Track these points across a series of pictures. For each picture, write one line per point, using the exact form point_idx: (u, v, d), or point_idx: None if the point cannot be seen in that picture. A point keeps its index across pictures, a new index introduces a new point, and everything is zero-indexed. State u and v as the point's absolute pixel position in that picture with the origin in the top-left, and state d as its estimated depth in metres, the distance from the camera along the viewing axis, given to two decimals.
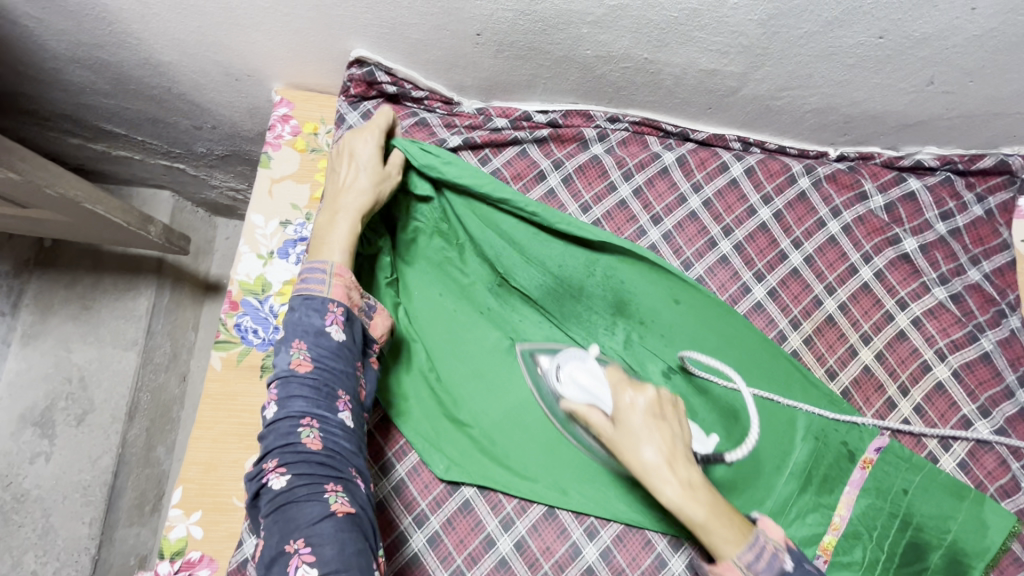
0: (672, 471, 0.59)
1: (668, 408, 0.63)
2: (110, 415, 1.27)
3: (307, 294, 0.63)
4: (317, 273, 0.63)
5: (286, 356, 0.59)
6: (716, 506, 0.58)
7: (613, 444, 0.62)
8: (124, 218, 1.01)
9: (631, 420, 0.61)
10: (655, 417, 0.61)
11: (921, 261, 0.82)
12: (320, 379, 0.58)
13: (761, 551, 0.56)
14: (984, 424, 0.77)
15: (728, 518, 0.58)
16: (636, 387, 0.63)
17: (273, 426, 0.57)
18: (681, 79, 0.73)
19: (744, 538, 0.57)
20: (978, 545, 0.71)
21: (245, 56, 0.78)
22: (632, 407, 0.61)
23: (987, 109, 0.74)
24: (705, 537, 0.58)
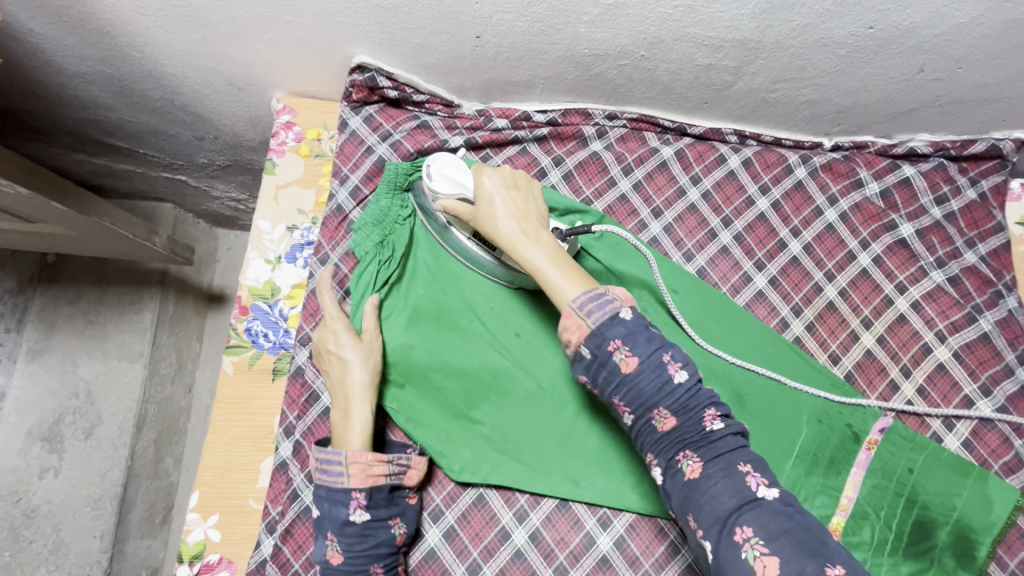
0: (522, 227, 0.64)
1: (520, 185, 0.68)
2: (119, 428, 1.28)
3: (329, 483, 0.64)
4: (335, 466, 0.64)
5: (321, 547, 0.63)
6: (561, 261, 0.62)
7: (476, 221, 0.67)
8: (129, 229, 1.02)
9: (488, 201, 0.66)
10: (510, 189, 0.66)
11: (918, 246, 0.84)
12: (351, 566, 0.62)
13: (601, 298, 0.57)
14: (985, 402, 0.78)
15: (572, 270, 0.61)
16: (493, 172, 0.68)
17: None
18: (677, 74, 0.74)
19: (586, 287, 0.59)
20: (984, 520, 0.72)
21: (248, 66, 0.79)
22: (489, 188, 0.66)
23: (977, 95, 0.75)
24: (552, 288, 0.60)
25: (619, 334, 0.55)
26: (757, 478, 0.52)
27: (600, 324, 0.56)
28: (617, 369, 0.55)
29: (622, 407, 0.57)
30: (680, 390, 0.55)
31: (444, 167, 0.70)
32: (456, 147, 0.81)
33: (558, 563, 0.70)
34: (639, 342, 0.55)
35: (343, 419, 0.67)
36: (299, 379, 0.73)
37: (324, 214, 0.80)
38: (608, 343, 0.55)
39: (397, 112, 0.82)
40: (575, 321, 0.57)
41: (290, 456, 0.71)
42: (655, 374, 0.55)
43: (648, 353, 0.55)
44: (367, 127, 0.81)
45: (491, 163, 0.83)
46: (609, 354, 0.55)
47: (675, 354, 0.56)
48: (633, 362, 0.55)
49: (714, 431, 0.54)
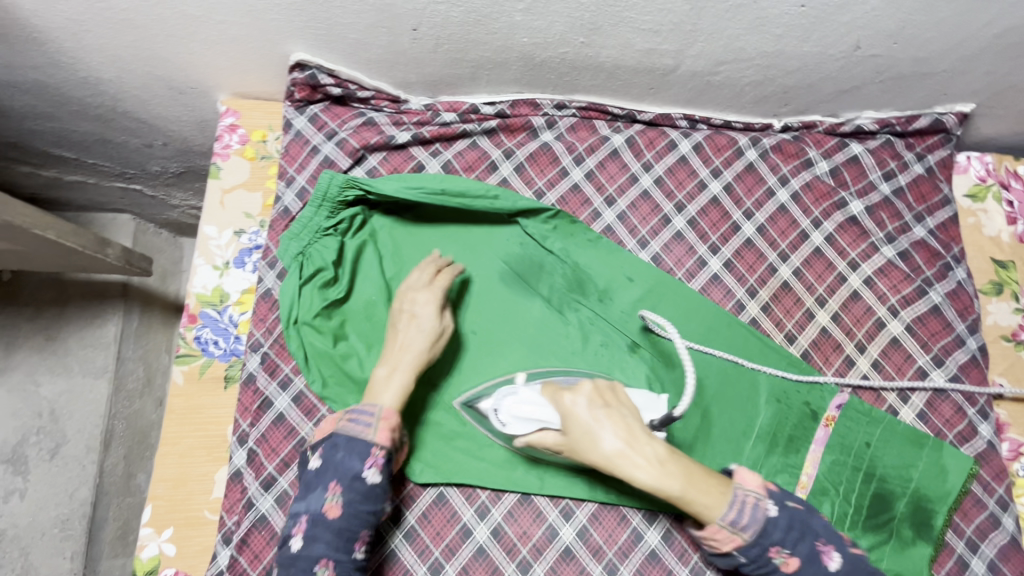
0: (633, 456, 0.61)
1: (609, 396, 0.66)
2: (85, 445, 1.26)
3: (352, 434, 0.64)
4: (365, 417, 0.65)
5: (320, 496, 0.62)
6: (692, 477, 0.62)
7: (575, 451, 0.64)
8: (78, 241, 0.98)
9: (589, 435, 0.63)
10: (603, 412, 0.64)
11: (868, 223, 0.84)
12: (345, 524, 0.61)
13: (744, 506, 0.61)
14: (939, 373, 0.79)
15: (706, 485, 0.62)
16: (574, 390, 0.66)
17: (295, 559, 0.61)
18: (619, 60, 0.74)
19: (723, 496, 0.61)
20: (939, 490, 0.74)
21: (185, 69, 0.78)
22: (584, 416, 0.63)
23: (915, 70, 0.76)
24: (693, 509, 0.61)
25: (778, 539, 0.61)
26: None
27: (755, 535, 0.61)
28: (777, 568, 0.62)
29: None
30: (835, 574, 0.61)
31: (516, 407, 0.68)
32: (403, 142, 0.80)
33: (522, 557, 0.70)
34: (797, 543, 0.61)
35: (382, 374, 0.68)
36: (251, 385, 0.72)
37: (272, 216, 0.79)
38: (767, 550, 0.61)
39: (343, 110, 0.81)
40: (730, 535, 0.61)
41: (244, 464, 0.70)
42: (814, 566, 0.61)
43: (807, 551, 0.61)
44: (312, 126, 0.80)
45: (440, 158, 0.81)
46: (768, 558, 0.61)
47: (828, 539, 0.62)
48: (793, 562, 0.61)
49: (832, 570, 0.61)
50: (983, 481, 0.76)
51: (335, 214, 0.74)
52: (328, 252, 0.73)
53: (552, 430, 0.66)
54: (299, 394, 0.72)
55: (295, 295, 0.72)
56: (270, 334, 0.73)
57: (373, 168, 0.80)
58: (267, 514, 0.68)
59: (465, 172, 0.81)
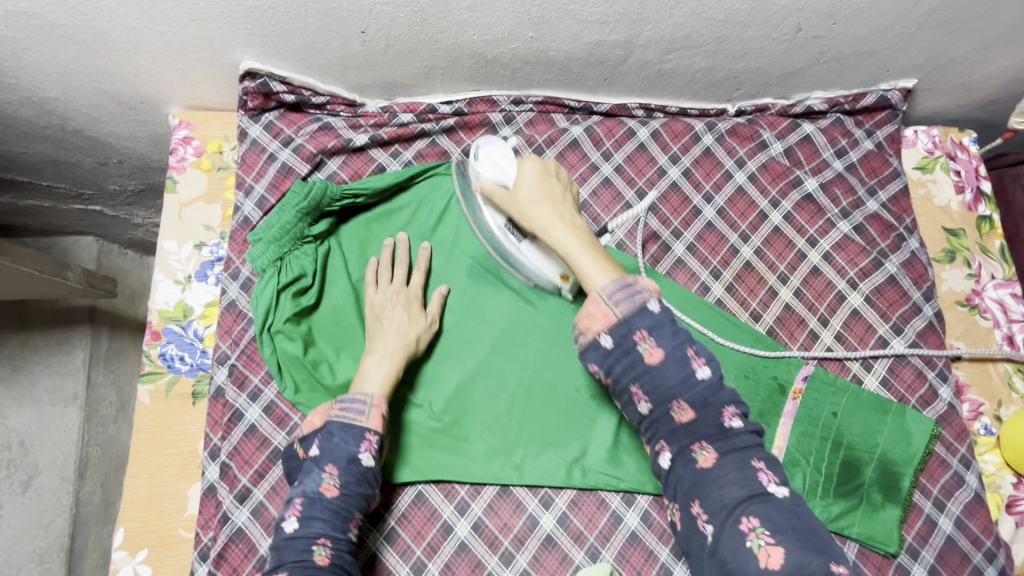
0: (556, 211, 0.68)
1: (558, 173, 0.71)
2: (59, 476, 1.25)
3: (346, 420, 0.64)
4: (357, 405, 0.65)
5: (317, 477, 0.61)
6: (592, 249, 0.67)
7: (508, 203, 0.70)
8: (36, 265, 0.96)
9: (524, 186, 0.69)
10: (546, 178, 0.70)
11: (824, 199, 0.87)
12: (342, 504, 0.61)
13: (629, 288, 0.62)
14: (899, 340, 0.82)
15: (600, 261, 0.65)
16: (530, 158, 0.71)
17: (290, 541, 0.59)
18: (570, 53, 0.75)
19: (613, 277, 0.63)
20: (904, 453, 0.76)
21: (134, 83, 0.76)
22: (525, 174, 0.70)
23: (856, 49, 0.78)
24: (583, 274, 0.65)
25: (646, 326, 0.60)
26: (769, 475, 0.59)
27: (626, 314, 0.60)
28: (641, 360, 0.60)
29: (638, 395, 0.62)
30: (702, 384, 0.60)
31: (494, 153, 0.72)
32: (361, 145, 0.79)
33: (503, 549, 0.71)
34: (665, 334, 0.60)
35: (373, 360, 0.69)
36: (220, 399, 0.71)
37: (232, 227, 0.78)
38: (635, 332, 0.60)
39: (299, 116, 0.80)
40: (603, 309, 0.61)
41: (217, 479, 0.69)
42: (679, 366, 0.60)
43: (673, 347, 0.60)
44: (268, 133, 0.79)
45: (401, 159, 0.81)
46: (633, 344, 0.60)
47: (699, 351, 0.61)
48: (657, 353, 0.60)
49: (733, 427, 0.60)
50: (945, 442, 0.78)
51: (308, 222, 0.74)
52: (305, 260, 0.73)
53: (505, 187, 0.70)
54: (270, 404, 0.71)
55: (271, 302, 0.71)
56: (236, 346, 0.72)
57: (332, 173, 0.79)
58: (244, 528, 0.67)
59: None
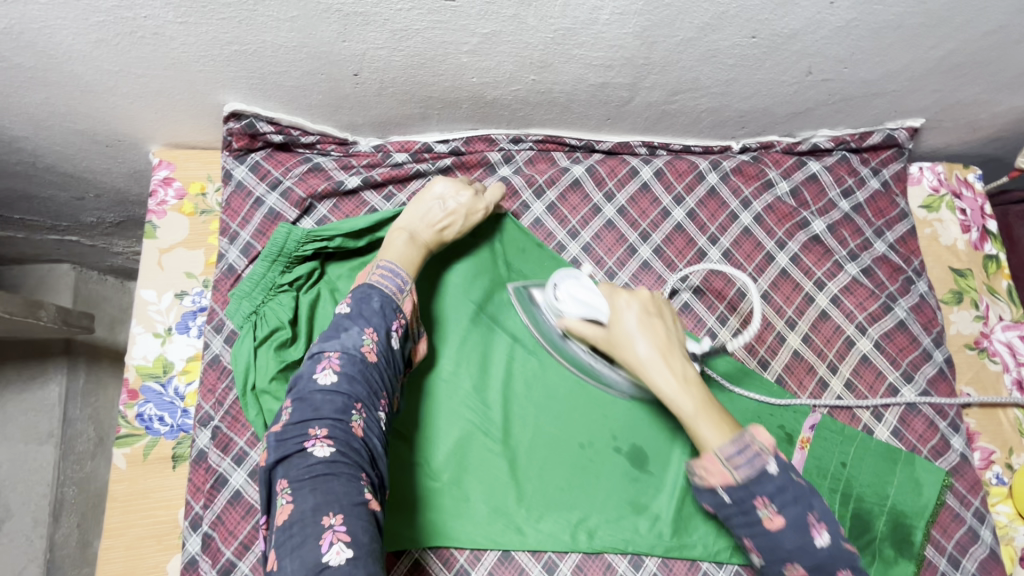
0: (665, 360, 0.66)
1: (659, 315, 0.69)
2: (32, 519, 1.19)
3: (384, 292, 0.64)
4: (398, 283, 0.65)
5: (357, 337, 0.59)
6: (706, 406, 0.63)
7: (611, 347, 0.68)
8: (5, 308, 0.90)
9: (626, 327, 0.67)
10: (648, 319, 0.68)
11: (831, 241, 0.85)
12: (379, 378, 0.59)
13: (747, 450, 0.59)
14: (909, 389, 0.80)
15: (715, 416, 0.62)
16: (629, 296, 0.69)
17: (328, 395, 0.55)
18: (573, 94, 0.72)
19: (731, 436, 0.61)
20: (915, 505, 0.74)
21: (109, 122, 0.72)
22: (629, 323, 0.67)
23: (865, 91, 0.76)
24: (695, 433, 0.62)
25: (768, 492, 0.58)
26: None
27: (747, 478, 0.58)
28: (759, 523, 0.58)
29: (753, 547, 0.61)
30: (823, 553, 0.57)
31: (573, 289, 0.70)
32: (353, 188, 0.75)
33: None
34: (788, 503, 0.57)
35: (405, 240, 0.69)
36: (203, 464, 0.66)
37: (215, 275, 0.74)
38: (755, 497, 0.58)
39: (287, 156, 0.76)
40: (721, 469, 0.59)
41: (199, 551, 0.64)
42: (798, 532, 0.58)
43: (796, 515, 0.57)
44: (254, 175, 0.75)
45: (394, 202, 0.77)
46: (752, 507, 0.58)
47: (820, 514, 0.58)
48: (777, 521, 0.57)
49: None
50: (959, 494, 0.76)
51: (291, 269, 0.70)
52: (284, 310, 0.68)
53: (600, 324, 0.70)
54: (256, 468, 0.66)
55: (250, 358, 0.66)
56: (220, 406, 0.68)
57: (323, 218, 0.75)
58: None
59: None
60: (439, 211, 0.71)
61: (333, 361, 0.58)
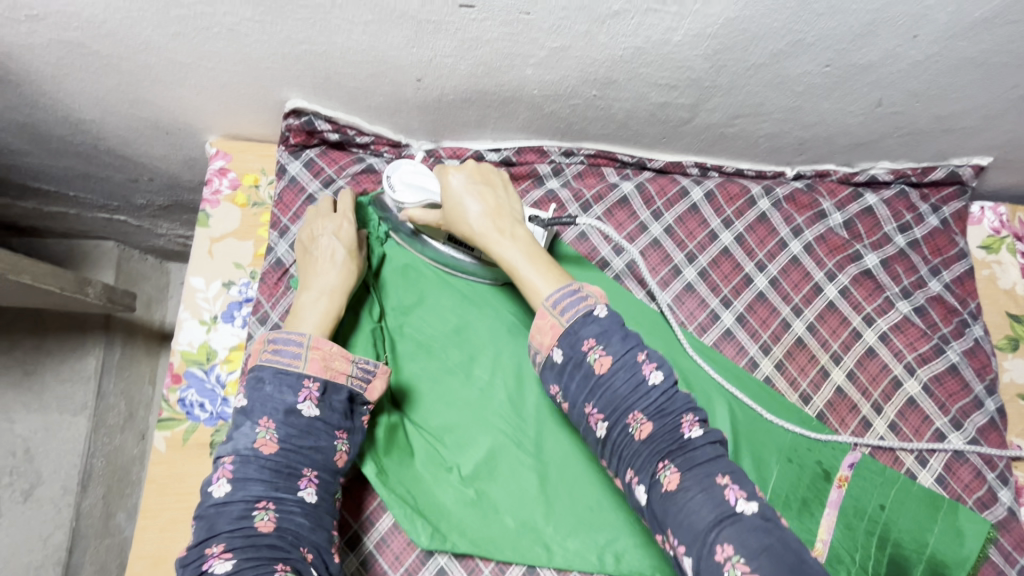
0: (494, 223, 0.63)
1: (492, 182, 0.66)
2: (62, 487, 1.22)
3: (279, 366, 0.59)
4: (293, 347, 0.60)
5: (249, 433, 0.56)
6: (534, 260, 0.61)
7: (447, 222, 0.65)
8: (56, 282, 0.93)
9: (458, 194, 0.64)
10: (479, 183, 0.65)
11: (883, 276, 0.82)
12: (284, 462, 0.55)
13: (574, 295, 0.57)
14: (957, 436, 0.77)
15: (543, 268, 0.61)
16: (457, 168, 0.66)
17: (223, 506, 0.53)
18: (633, 111, 0.71)
19: (557, 286, 0.59)
20: (956, 555, 0.71)
21: (174, 112, 0.73)
22: (455, 186, 0.64)
23: (935, 126, 0.74)
24: (528, 286, 0.61)
25: (593, 333, 0.55)
26: (698, 423, 0.52)
27: (573, 322, 0.56)
28: (590, 371, 0.55)
29: (595, 415, 0.55)
30: (654, 391, 0.53)
31: (406, 176, 0.68)
32: None
33: None
34: (614, 340, 0.55)
35: (306, 298, 0.65)
36: None
37: (263, 268, 0.75)
38: (582, 342, 0.55)
39: (341, 155, 0.77)
40: (549, 319, 0.57)
41: None
42: (629, 374, 0.54)
43: (622, 352, 0.54)
44: (308, 172, 0.76)
45: None
46: (582, 353, 0.55)
47: (651, 353, 0.55)
48: (606, 362, 0.54)
49: (694, 440, 0.52)
50: (1004, 551, 0.73)
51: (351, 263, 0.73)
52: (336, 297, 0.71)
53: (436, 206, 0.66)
54: None
55: None
56: None
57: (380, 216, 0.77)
58: None
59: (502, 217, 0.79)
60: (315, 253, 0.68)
61: (228, 468, 0.55)
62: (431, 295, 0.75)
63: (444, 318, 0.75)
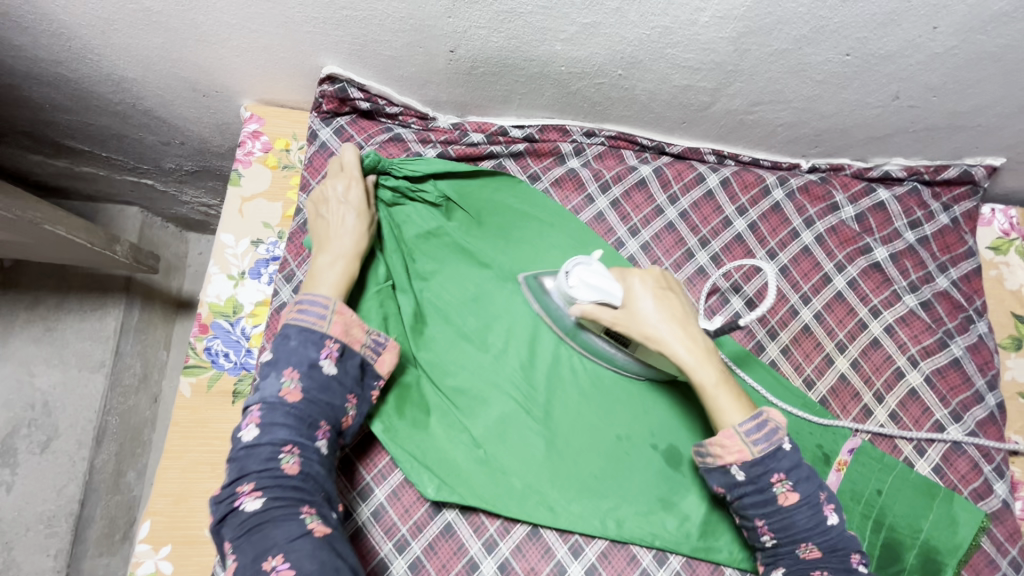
0: (687, 341, 0.64)
1: (670, 288, 0.67)
2: (77, 441, 1.26)
3: (304, 325, 0.62)
4: (319, 309, 0.62)
5: (276, 382, 0.59)
6: (724, 382, 0.63)
7: (624, 327, 0.65)
8: (87, 237, 0.96)
9: (642, 307, 0.64)
10: (664, 294, 0.66)
11: (892, 270, 0.84)
12: (307, 413, 0.58)
13: (765, 426, 0.60)
14: (956, 428, 0.78)
15: (733, 391, 0.63)
16: (641, 275, 0.66)
17: (252, 449, 0.56)
18: (655, 94, 0.73)
19: (748, 412, 0.61)
20: (949, 542, 0.73)
21: (213, 74, 0.76)
22: (641, 295, 0.65)
23: (950, 122, 0.76)
24: (713, 409, 0.62)
25: (784, 468, 0.60)
26: (861, 558, 0.59)
27: (765, 455, 0.60)
28: (775, 500, 0.60)
29: (764, 529, 0.62)
30: (833, 531, 0.59)
31: (586, 273, 0.64)
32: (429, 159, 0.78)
33: None
34: (801, 480, 0.60)
35: (323, 261, 0.66)
36: None
37: (291, 228, 0.77)
38: (771, 474, 0.60)
39: (370, 124, 0.80)
40: (739, 445, 0.60)
41: None
42: (811, 511, 0.60)
43: (810, 492, 0.60)
44: (337, 138, 0.79)
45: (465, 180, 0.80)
46: (768, 484, 0.60)
47: (830, 496, 0.61)
48: (793, 497, 0.60)
49: (859, 571, 0.59)
50: (996, 541, 0.74)
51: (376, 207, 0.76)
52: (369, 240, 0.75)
53: (611, 307, 0.64)
54: None
55: None
56: None
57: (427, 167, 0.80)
58: None
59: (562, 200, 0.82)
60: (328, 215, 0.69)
61: (256, 415, 0.58)
62: (450, 261, 0.78)
63: (463, 284, 0.77)
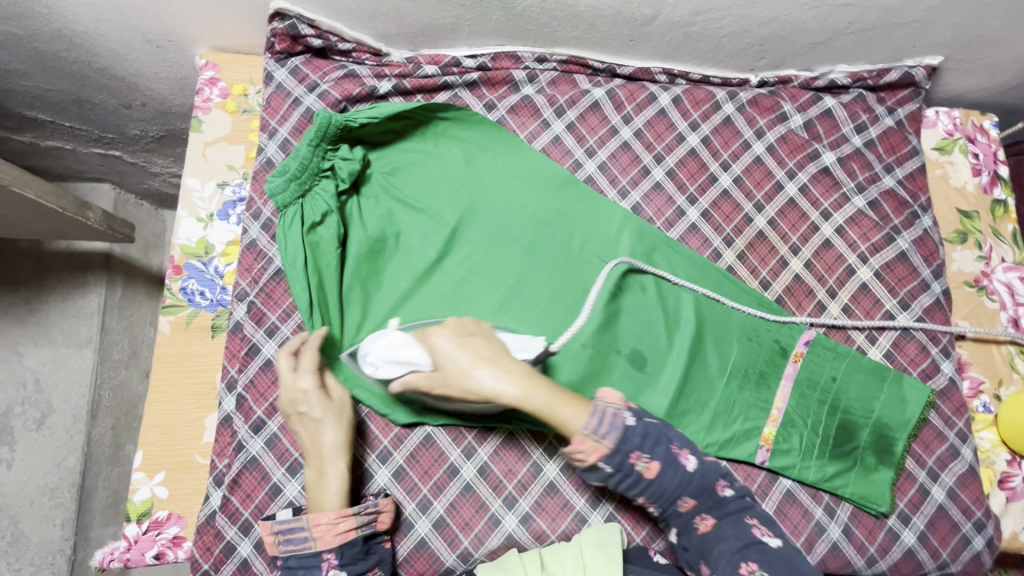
0: (512, 376, 0.60)
1: (472, 327, 0.64)
2: (71, 415, 1.28)
3: (297, 551, 0.64)
4: (299, 533, 0.63)
5: None
6: (556, 394, 0.61)
7: (445, 386, 0.61)
8: (58, 202, 0.97)
9: (452, 360, 0.60)
10: (466, 337, 0.62)
11: (840, 173, 0.87)
12: None
13: (605, 416, 0.61)
14: (905, 315, 0.83)
15: (563, 395, 0.61)
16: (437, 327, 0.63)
17: None
18: (599, 9, 0.76)
19: (586, 409, 0.61)
20: (899, 418, 0.78)
21: (165, 22, 0.77)
22: (445, 347, 0.61)
23: (884, 20, 0.80)
24: (558, 424, 0.60)
25: (636, 445, 0.62)
26: (686, 454, 0.65)
27: (616, 442, 0.61)
28: (641, 475, 0.63)
29: (646, 502, 0.66)
30: (695, 474, 0.64)
31: (383, 349, 0.64)
32: (385, 93, 0.79)
33: (507, 493, 0.73)
34: (655, 448, 0.63)
35: (315, 482, 0.65)
36: (239, 333, 0.73)
37: (255, 168, 0.79)
38: (629, 457, 0.61)
39: (324, 63, 0.81)
40: (592, 444, 0.60)
41: (233, 410, 0.71)
42: (673, 469, 0.64)
43: (663, 454, 0.63)
44: (293, 78, 0.79)
45: None
46: (631, 466, 0.62)
47: (680, 443, 0.65)
48: (653, 467, 0.63)
49: (725, 495, 0.66)
50: (944, 416, 0.80)
51: (330, 155, 0.73)
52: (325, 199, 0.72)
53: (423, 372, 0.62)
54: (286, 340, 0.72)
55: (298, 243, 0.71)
56: (256, 284, 0.74)
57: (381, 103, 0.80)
58: (257, 457, 0.69)
59: (518, 128, 0.83)
60: (303, 420, 0.66)
61: None
62: (408, 194, 0.78)
63: (420, 217, 0.78)
